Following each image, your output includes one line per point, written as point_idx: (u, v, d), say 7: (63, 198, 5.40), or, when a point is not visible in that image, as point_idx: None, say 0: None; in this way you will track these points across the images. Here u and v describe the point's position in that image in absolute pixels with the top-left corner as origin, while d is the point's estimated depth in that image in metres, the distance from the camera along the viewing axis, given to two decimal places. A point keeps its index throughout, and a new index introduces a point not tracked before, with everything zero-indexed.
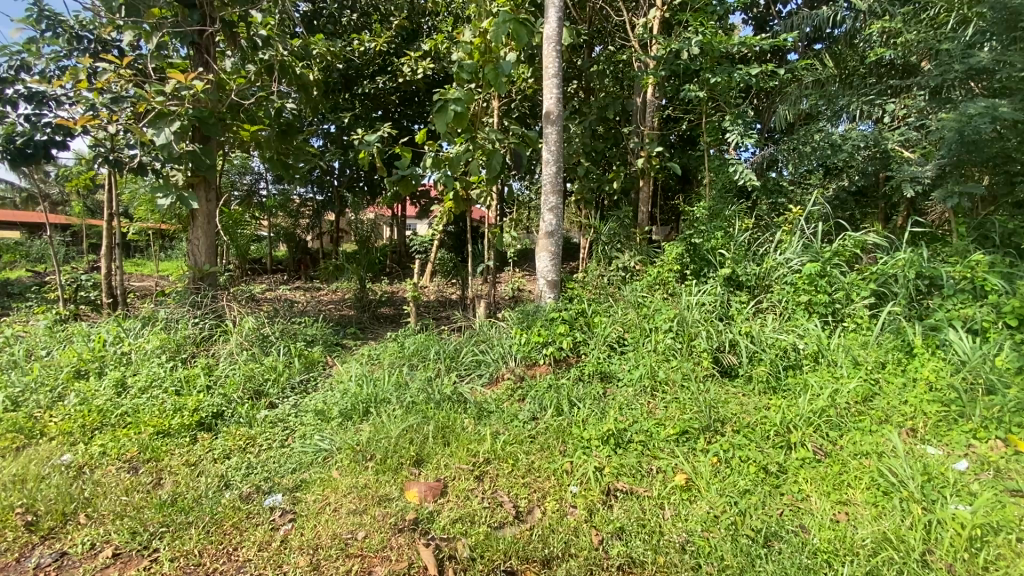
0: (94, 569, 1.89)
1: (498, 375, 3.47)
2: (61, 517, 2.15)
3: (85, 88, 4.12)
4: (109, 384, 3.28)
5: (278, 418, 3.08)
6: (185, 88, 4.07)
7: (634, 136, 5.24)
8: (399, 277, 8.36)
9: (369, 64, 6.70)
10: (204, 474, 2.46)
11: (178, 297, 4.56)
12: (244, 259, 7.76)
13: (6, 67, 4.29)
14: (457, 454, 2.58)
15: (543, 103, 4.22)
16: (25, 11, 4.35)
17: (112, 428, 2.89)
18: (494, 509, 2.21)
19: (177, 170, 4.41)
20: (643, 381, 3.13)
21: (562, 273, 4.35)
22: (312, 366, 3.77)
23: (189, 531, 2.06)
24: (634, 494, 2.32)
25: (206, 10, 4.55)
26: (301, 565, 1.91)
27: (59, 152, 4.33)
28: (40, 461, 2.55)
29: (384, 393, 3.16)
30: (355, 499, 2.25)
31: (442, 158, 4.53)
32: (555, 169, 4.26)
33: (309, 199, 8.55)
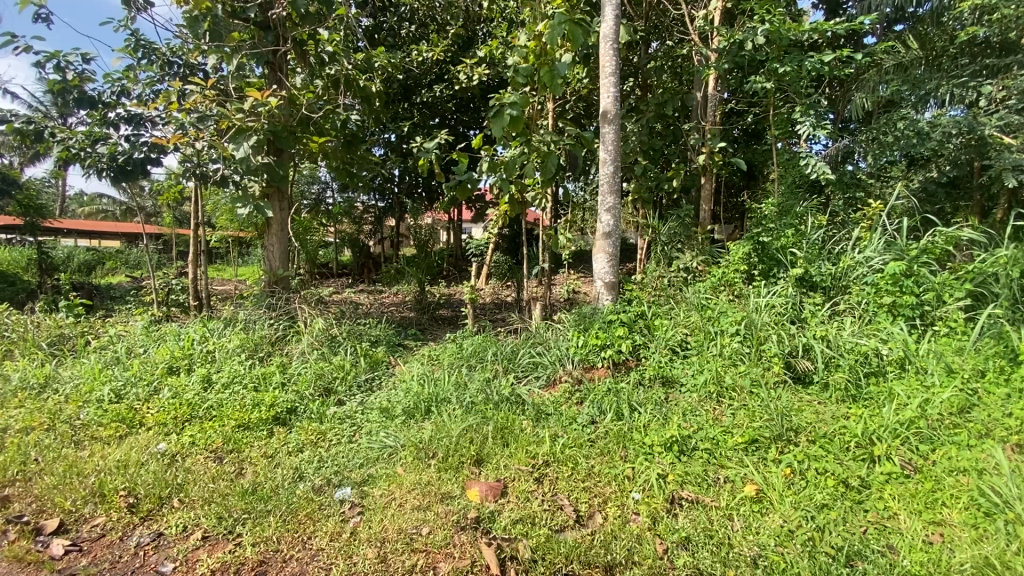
0: (186, 550, 2.06)
1: (556, 379, 3.44)
2: (158, 500, 2.35)
3: (176, 108, 4.52)
4: (197, 379, 3.57)
5: (346, 415, 3.22)
6: (262, 105, 4.38)
7: (694, 132, 5.07)
8: (456, 280, 8.53)
9: (426, 74, 6.90)
10: (281, 465, 2.62)
11: (255, 301, 4.90)
12: (312, 263, 8.21)
13: (109, 93, 4.78)
14: (517, 454, 2.59)
15: (600, 102, 4.17)
16: (125, 42, 4.84)
17: (200, 420, 3.14)
18: (554, 512, 2.20)
19: (253, 182, 4.74)
20: (708, 388, 3.01)
21: (620, 274, 4.27)
22: (376, 365, 3.93)
23: (269, 519, 2.19)
24: (700, 504, 2.24)
25: (279, 31, 4.88)
26: (369, 556, 1.97)
27: (154, 168, 4.77)
28: (140, 448, 2.81)
29: (445, 393, 3.23)
30: (419, 496, 2.31)
31: (497, 162, 4.53)
32: (613, 169, 4.19)
33: (372, 206, 8.91)
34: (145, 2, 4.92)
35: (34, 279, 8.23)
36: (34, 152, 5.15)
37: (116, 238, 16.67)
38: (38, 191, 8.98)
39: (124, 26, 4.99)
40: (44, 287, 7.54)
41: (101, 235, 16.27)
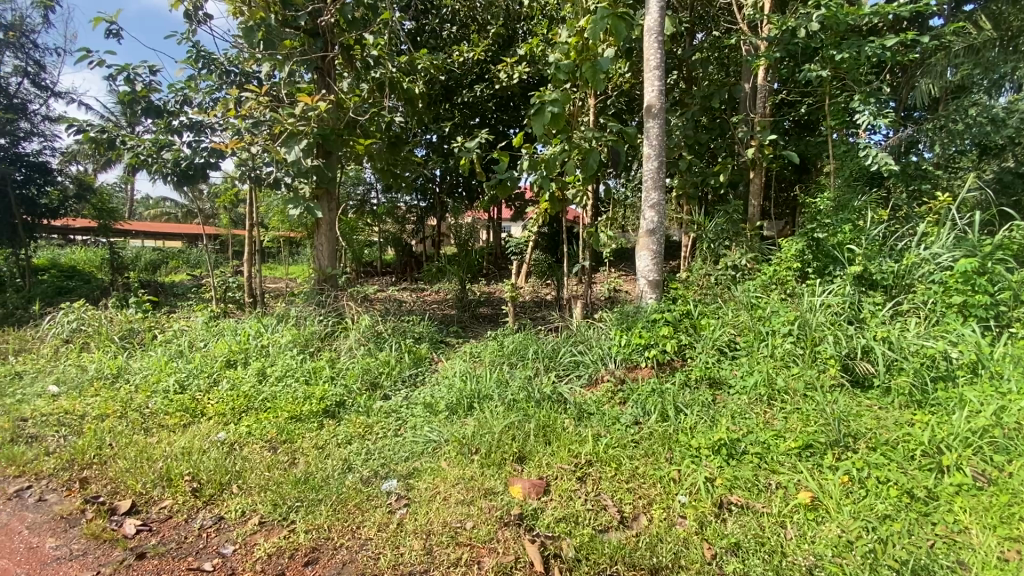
0: (245, 533, 2.17)
1: (598, 378, 3.40)
2: (218, 486, 2.49)
3: (233, 115, 4.75)
4: (253, 372, 3.75)
5: (392, 409, 3.31)
6: (312, 109, 4.55)
7: (743, 124, 4.89)
8: (496, 278, 8.59)
9: (467, 74, 6.97)
10: (332, 456, 2.72)
11: (306, 298, 5.09)
12: (358, 262, 8.46)
13: (174, 102, 5.08)
14: (559, 453, 2.58)
15: (644, 96, 4.09)
16: (187, 54, 5.13)
17: (256, 411, 3.31)
18: (598, 512, 2.18)
19: (303, 184, 4.94)
20: (758, 390, 2.90)
21: (664, 272, 4.17)
22: (420, 361, 4.02)
23: (320, 507, 2.28)
24: (751, 510, 2.16)
25: (328, 37, 5.07)
26: (416, 548, 2.01)
27: (213, 172, 5.03)
28: (202, 437, 2.98)
29: (487, 390, 3.25)
30: (463, 490, 2.34)
31: (538, 160, 4.51)
32: (657, 165, 4.10)
33: (414, 205, 9.09)
34: (205, 14, 5.20)
35: (107, 278, 8.86)
36: (106, 160, 5.54)
37: (177, 241, 17.69)
38: (110, 195, 9.66)
39: (185, 38, 5.29)
40: (116, 284, 8.12)
41: (164, 239, 17.30)
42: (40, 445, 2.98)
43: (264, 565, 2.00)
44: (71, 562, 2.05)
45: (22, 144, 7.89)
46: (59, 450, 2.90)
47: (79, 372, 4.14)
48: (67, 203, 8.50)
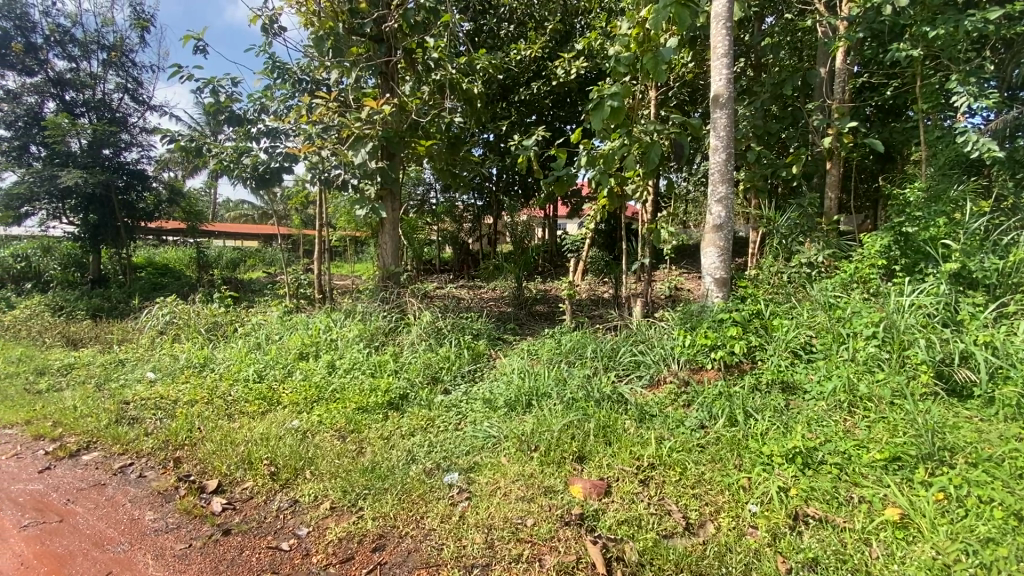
0: (317, 517, 2.29)
1: (660, 379, 3.30)
2: (293, 471, 2.64)
3: (304, 121, 5.01)
4: (323, 364, 3.97)
5: (452, 403, 3.38)
6: (377, 113, 4.74)
7: (819, 112, 4.58)
8: (552, 276, 8.57)
9: (524, 72, 6.98)
10: (396, 447, 2.82)
11: (371, 295, 5.31)
12: (418, 260, 8.72)
13: (252, 110, 5.44)
14: (620, 454, 2.53)
15: (711, 85, 3.91)
16: (264, 65, 5.48)
17: (326, 401, 3.49)
18: (662, 516, 2.12)
19: (369, 185, 5.15)
20: (837, 396, 2.71)
21: (732, 269, 3.98)
22: (478, 358, 4.09)
23: (386, 496, 2.37)
24: (831, 524, 2.02)
25: (392, 42, 5.25)
26: (477, 541, 2.04)
27: (286, 175, 5.34)
28: (278, 424, 3.17)
29: (545, 388, 3.25)
30: (523, 487, 2.35)
31: (596, 155, 4.44)
32: (725, 157, 3.92)
33: (472, 204, 9.23)
34: (279, 27, 5.53)
35: (195, 275, 9.65)
36: (194, 166, 6.03)
37: (254, 241, 18.93)
38: (196, 200, 10.52)
39: (262, 50, 5.65)
40: (202, 281, 8.84)
41: (242, 240, 18.59)
42: (140, 426, 3.29)
43: (335, 548, 2.09)
44: (168, 534, 2.24)
45: (124, 153, 8.73)
46: (156, 431, 3.19)
47: (172, 361, 4.53)
48: (160, 207, 9.33)
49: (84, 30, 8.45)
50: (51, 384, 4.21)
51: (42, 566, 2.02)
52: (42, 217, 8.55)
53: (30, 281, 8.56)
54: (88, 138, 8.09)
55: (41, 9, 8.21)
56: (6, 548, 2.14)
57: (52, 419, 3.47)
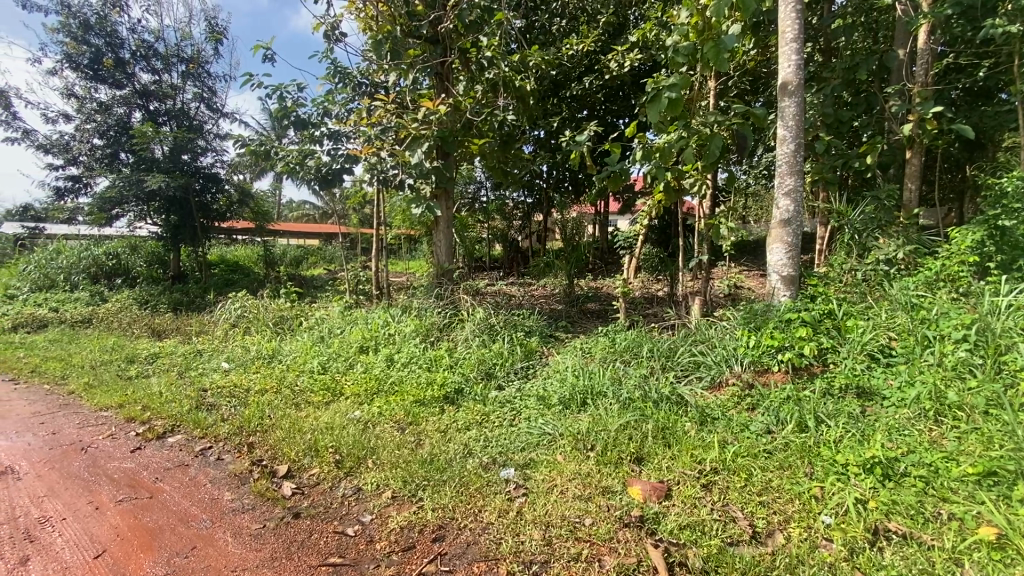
0: (380, 505, 2.38)
1: (722, 381, 3.18)
2: (357, 459, 2.75)
3: (364, 123, 5.19)
4: (382, 358, 4.12)
5: (506, 399, 3.41)
6: (433, 114, 4.84)
7: (898, 97, 4.25)
8: (604, 273, 8.46)
9: (576, 67, 6.90)
10: (453, 440, 2.88)
11: (426, 291, 5.45)
12: (469, 257, 8.84)
13: (316, 114, 5.69)
14: (681, 458, 2.46)
15: (779, 73, 3.72)
16: (326, 71, 5.72)
17: (385, 393, 3.62)
18: (726, 523, 2.04)
19: (424, 184, 5.27)
20: (920, 404, 2.51)
21: (801, 266, 3.78)
22: (531, 354, 4.10)
23: (445, 488, 2.42)
24: (916, 541, 1.87)
25: (447, 43, 5.34)
26: (535, 537, 2.04)
27: (347, 176, 5.55)
28: (341, 414, 3.32)
29: (600, 386, 3.21)
30: (580, 485, 2.33)
31: (652, 149, 4.31)
32: (794, 147, 3.71)
33: (522, 201, 9.26)
34: (340, 33, 5.74)
35: (262, 272, 10.25)
36: (263, 169, 6.39)
37: (315, 240, 19.84)
38: (264, 201, 11.14)
39: (325, 56, 5.90)
40: (270, 278, 9.38)
41: (304, 239, 19.52)
42: (217, 412, 3.53)
43: (397, 537, 2.16)
44: (244, 514, 2.39)
45: (200, 158, 9.36)
46: (232, 417, 3.41)
47: (244, 352, 4.84)
48: (232, 208, 9.92)
49: (165, 44, 9.13)
50: (140, 371, 4.60)
51: (137, 538, 2.20)
52: (130, 218, 9.33)
53: (120, 277, 9.39)
54: (169, 145, 8.73)
55: (129, 26, 8.94)
56: (105, 520, 2.35)
57: (142, 403, 3.78)
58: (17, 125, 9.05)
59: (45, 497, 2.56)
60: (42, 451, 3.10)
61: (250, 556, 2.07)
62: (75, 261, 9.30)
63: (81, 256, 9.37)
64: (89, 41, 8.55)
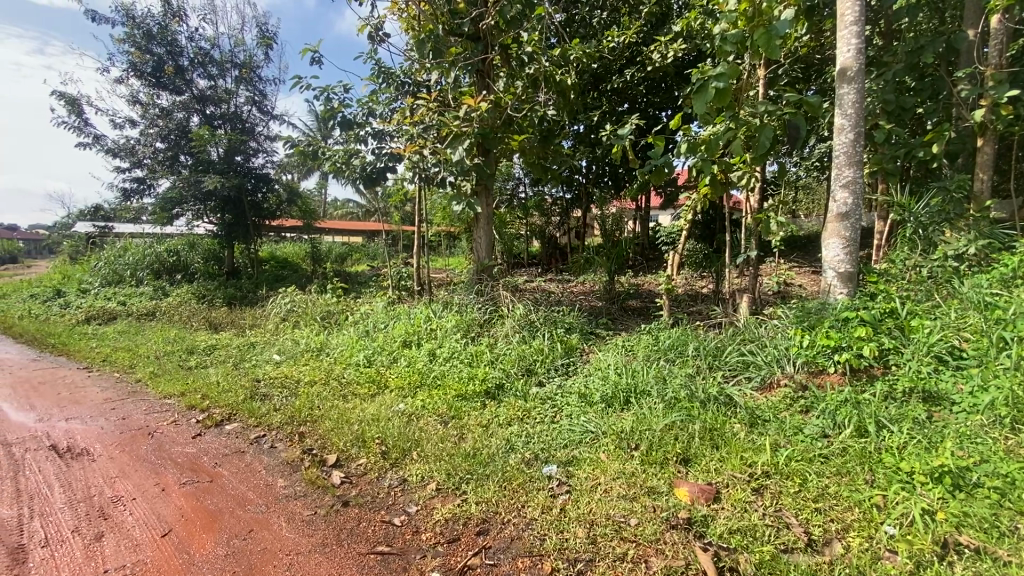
0: (425, 496, 2.43)
1: (773, 382, 3.07)
2: (402, 451, 2.81)
3: (407, 122, 5.28)
4: (425, 353, 4.20)
5: (547, 395, 3.40)
6: (474, 111, 4.86)
7: (969, 81, 3.95)
8: (646, 269, 8.30)
9: (618, 60, 6.77)
10: (495, 435, 2.90)
11: (467, 287, 5.50)
12: (508, 253, 8.87)
13: (361, 114, 5.84)
14: (730, 460, 2.39)
15: (837, 59, 3.53)
16: (371, 71, 5.85)
17: (427, 387, 3.69)
18: (779, 529, 1.97)
19: (465, 181, 5.31)
20: (995, 411, 2.33)
21: (860, 262, 3.59)
22: (571, 351, 4.07)
23: (489, 482, 2.44)
24: (990, 557, 1.74)
25: (488, 40, 5.35)
26: (579, 535, 2.03)
27: (390, 174, 5.67)
28: (386, 406, 3.41)
29: (644, 385, 3.15)
30: (624, 485, 2.30)
31: (698, 141, 4.16)
32: (853, 136, 3.52)
33: (561, 197, 9.20)
34: (384, 34, 5.86)
35: (309, 268, 10.62)
36: (311, 168, 6.62)
37: (358, 237, 20.40)
38: (311, 199, 11.55)
39: (369, 57, 6.03)
40: (317, 274, 9.73)
41: (348, 236, 20.12)
42: (270, 402, 3.69)
43: (442, 528, 2.19)
44: (297, 501, 2.48)
45: (252, 159, 9.80)
46: (284, 407, 3.56)
47: (294, 345, 5.04)
48: (281, 206, 10.31)
49: (220, 51, 9.60)
50: (199, 361, 4.87)
51: (199, 519, 2.33)
52: (189, 217, 9.86)
53: (180, 273, 9.94)
54: (224, 147, 9.17)
55: (188, 35, 9.45)
56: (171, 501, 2.50)
57: (201, 392, 4.00)
58: (89, 131, 9.72)
59: (117, 478, 2.75)
60: (113, 435, 3.33)
61: (303, 541, 2.15)
62: (140, 258, 9.92)
63: (145, 253, 9.98)
64: (152, 50, 9.08)
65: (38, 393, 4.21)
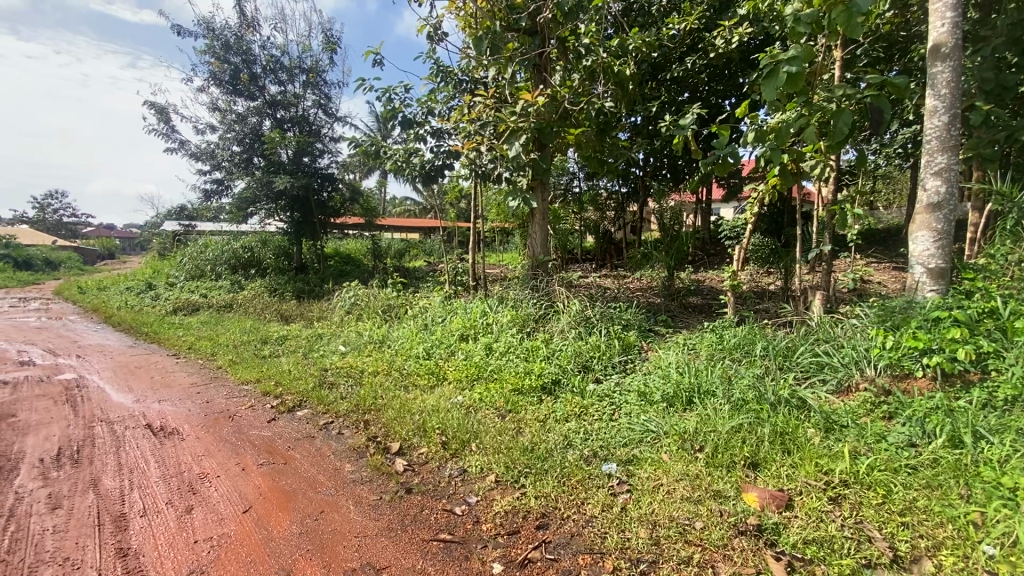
0: (485, 487, 2.47)
1: (852, 385, 2.88)
2: (461, 442, 2.88)
3: (465, 119, 5.36)
4: (482, 347, 4.26)
5: (605, 393, 3.36)
6: (531, 106, 4.83)
7: None
8: (707, 265, 8.00)
9: (678, 47, 6.53)
10: (554, 430, 2.90)
11: (522, 283, 5.52)
12: (563, 249, 8.82)
13: (420, 112, 6.00)
14: (804, 466, 2.27)
15: (931, 34, 3.22)
16: (430, 71, 6.00)
17: (485, 380, 3.75)
18: (860, 542, 1.84)
19: (521, 176, 5.32)
20: None
21: (954, 257, 3.28)
22: (629, 349, 4.00)
23: (548, 478, 2.44)
24: None
25: (545, 33, 5.32)
26: (641, 535, 1.99)
27: (448, 171, 5.80)
28: (445, 398, 3.49)
29: (708, 385, 3.04)
30: (688, 487, 2.24)
31: (767, 129, 3.91)
32: (947, 119, 3.21)
33: (616, 191, 9.04)
34: (442, 33, 5.96)
35: (371, 264, 11.05)
36: (373, 167, 6.88)
37: (415, 233, 20.99)
38: (372, 197, 11.99)
39: (428, 56, 6.16)
40: (378, 269, 10.11)
41: (406, 232, 20.73)
42: (337, 391, 3.88)
43: (502, 520, 2.22)
44: (363, 485, 2.60)
45: (318, 160, 10.30)
46: (350, 396, 3.73)
47: (358, 337, 5.27)
48: (345, 205, 10.78)
49: (289, 57, 10.13)
50: (272, 351, 5.18)
51: (276, 498, 2.48)
52: (262, 216, 10.52)
53: (254, 268, 10.63)
54: (293, 149, 9.69)
55: (261, 44, 10.05)
56: (250, 480, 2.69)
57: (275, 379, 4.27)
58: (175, 138, 10.56)
59: (203, 456, 2.98)
60: (199, 417, 3.61)
61: (370, 525, 2.24)
62: (219, 254, 10.69)
63: (224, 249, 10.74)
64: (229, 59, 9.73)
65: (135, 377, 4.64)
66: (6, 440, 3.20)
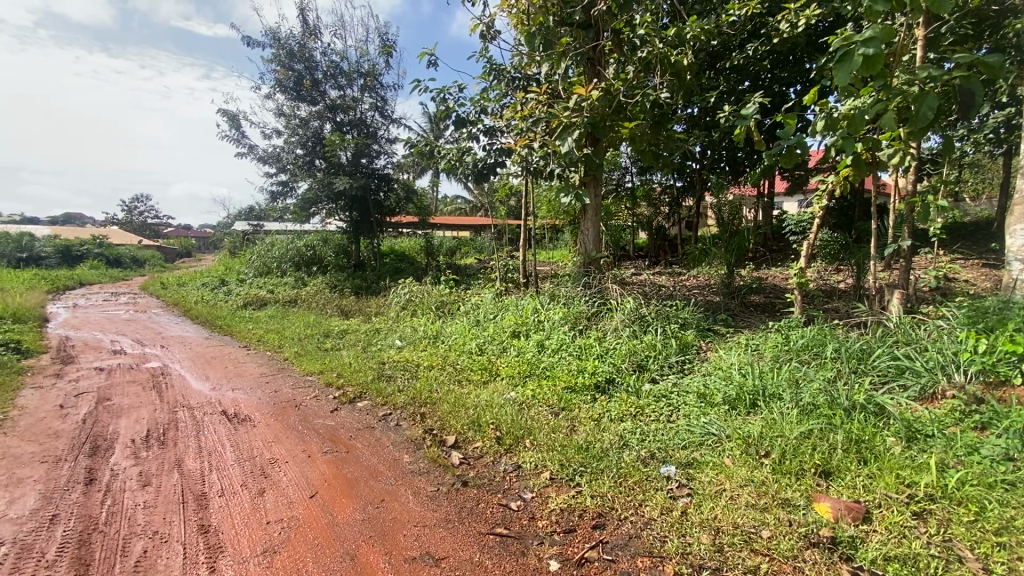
0: (539, 484, 2.48)
1: (937, 393, 2.65)
2: (516, 438, 2.90)
3: (518, 117, 5.36)
4: (534, 343, 4.28)
5: (661, 393, 3.27)
6: (585, 100, 4.75)
7: None
8: (769, 262, 7.63)
9: (739, 34, 6.24)
10: (608, 430, 2.86)
11: (574, 279, 5.48)
12: (615, 245, 8.68)
13: (473, 111, 6.06)
14: (883, 478, 2.12)
15: None
16: (483, 70, 6.05)
17: (537, 377, 3.76)
18: (950, 562, 1.70)
19: (574, 173, 5.27)
20: None
21: None
22: (686, 348, 3.88)
23: (603, 477, 2.42)
24: None
25: (599, 26, 5.29)
26: (703, 541, 1.93)
27: (501, 168, 5.84)
28: (498, 394, 3.52)
29: (774, 388, 2.89)
30: (754, 494, 2.14)
31: (838, 117, 3.61)
32: None
33: (671, 185, 8.79)
34: (495, 31, 5.99)
35: (424, 261, 11.35)
36: (427, 166, 7.04)
37: (466, 232, 21.34)
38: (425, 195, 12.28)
39: (481, 55, 6.22)
40: (431, 266, 10.35)
41: (456, 230, 21.14)
42: (394, 383, 4.01)
43: (558, 517, 2.22)
44: (421, 476, 2.67)
45: (375, 160, 10.66)
46: (406, 388, 3.85)
47: (413, 332, 5.42)
48: (400, 204, 11.10)
49: (348, 62, 10.52)
50: (333, 344, 5.42)
51: (339, 486, 2.60)
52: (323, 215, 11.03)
53: (316, 265, 11.15)
54: (352, 151, 10.07)
55: (322, 51, 10.52)
56: (316, 466, 2.83)
57: (337, 371, 4.48)
58: (245, 143, 11.23)
59: (273, 443, 3.17)
60: (268, 406, 3.83)
61: (428, 515, 2.31)
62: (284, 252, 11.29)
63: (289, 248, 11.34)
64: (293, 66, 10.24)
65: (211, 366, 4.99)
66: (103, 422, 3.52)
